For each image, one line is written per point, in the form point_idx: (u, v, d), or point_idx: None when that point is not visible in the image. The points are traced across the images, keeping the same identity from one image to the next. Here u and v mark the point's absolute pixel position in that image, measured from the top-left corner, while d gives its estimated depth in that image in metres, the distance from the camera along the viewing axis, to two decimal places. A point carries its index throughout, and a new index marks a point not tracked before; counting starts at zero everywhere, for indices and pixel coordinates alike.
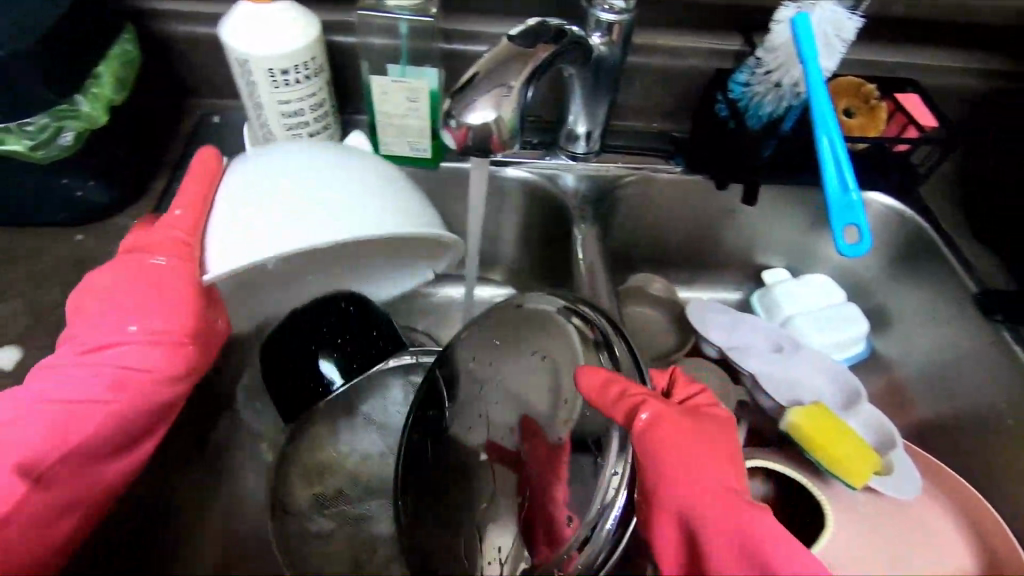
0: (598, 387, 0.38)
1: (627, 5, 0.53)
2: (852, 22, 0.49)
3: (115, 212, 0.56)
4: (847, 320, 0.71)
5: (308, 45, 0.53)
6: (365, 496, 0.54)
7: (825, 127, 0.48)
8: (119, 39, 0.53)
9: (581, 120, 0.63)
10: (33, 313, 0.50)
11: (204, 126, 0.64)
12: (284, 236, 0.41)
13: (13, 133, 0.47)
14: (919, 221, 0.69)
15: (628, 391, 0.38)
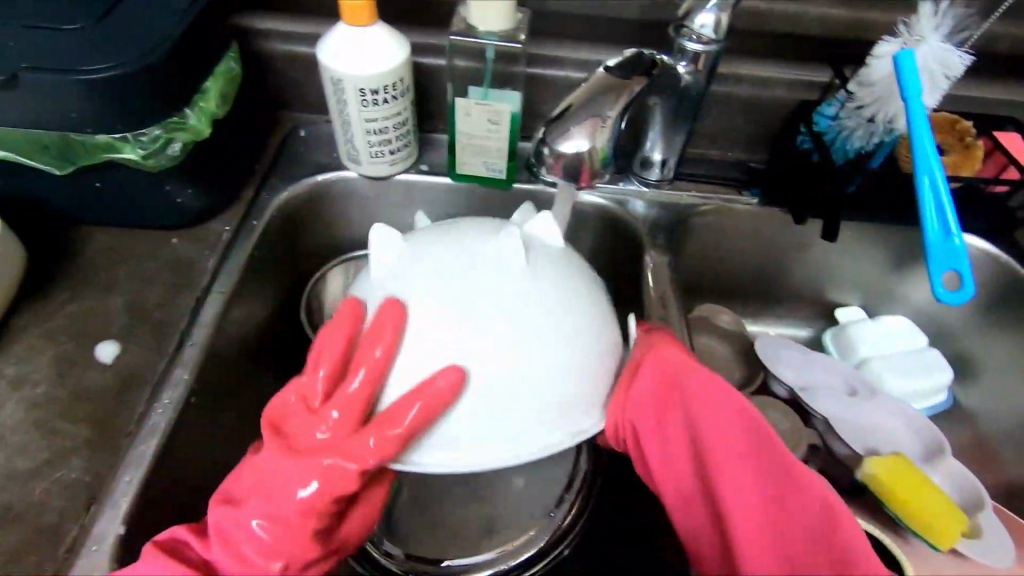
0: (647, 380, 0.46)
1: (716, 36, 0.52)
2: (960, 59, 0.47)
3: (209, 218, 0.59)
4: (927, 366, 0.67)
5: (396, 67, 0.54)
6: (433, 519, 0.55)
7: (925, 166, 0.46)
8: (224, 56, 0.56)
9: (657, 147, 0.63)
10: (133, 311, 0.53)
11: (291, 139, 0.67)
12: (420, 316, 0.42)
13: (128, 143, 0.50)
14: (1018, 267, 0.64)
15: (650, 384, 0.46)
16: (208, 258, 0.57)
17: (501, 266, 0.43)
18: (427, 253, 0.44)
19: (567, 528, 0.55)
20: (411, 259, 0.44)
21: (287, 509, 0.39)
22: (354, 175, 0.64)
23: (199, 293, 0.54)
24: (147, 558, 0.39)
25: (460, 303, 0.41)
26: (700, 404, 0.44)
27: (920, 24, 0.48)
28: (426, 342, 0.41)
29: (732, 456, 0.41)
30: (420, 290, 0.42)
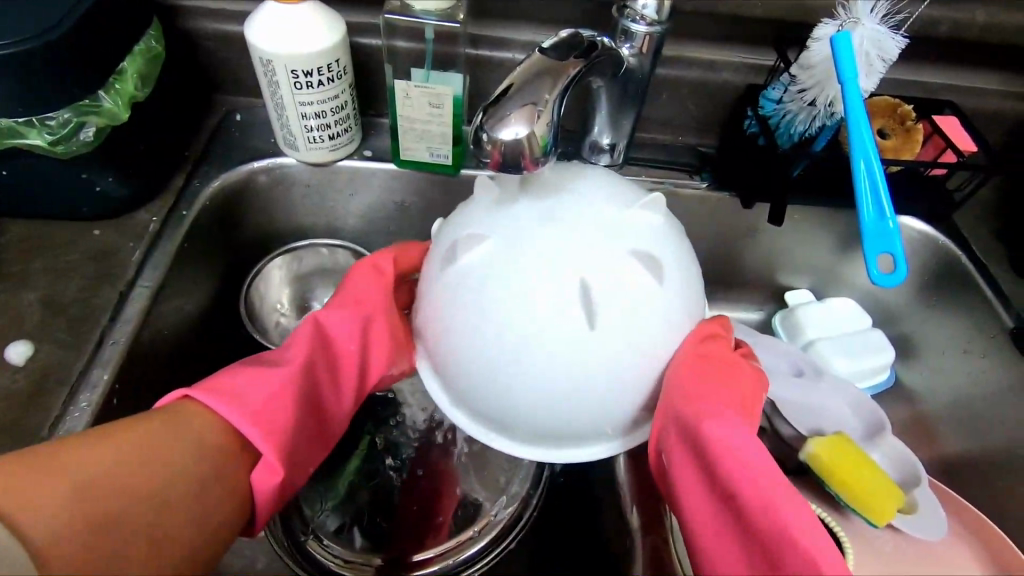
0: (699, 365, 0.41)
1: (658, 16, 0.51)
2: (894, 42, 0.47)
3: (134, 208, 0.56)
4: (871, 346, 0.68)
5: (329, 48, 0.52)
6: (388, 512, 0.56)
7: (861, 150, 0.46)
8: (145, 34, 0.53)
9: (606, 131, 0.62)
10: (50, 308, 0.50)
11: (226, 123, 0.64)
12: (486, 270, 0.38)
13: (34, 128, 0.46)
14: (954, 249, 0.66)
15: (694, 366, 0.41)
16: (133, 250, 0.53)
17: (597, 267, 0.38)
18: (532, 230, 0.38)
19: (509, 524, 0.56)
20: (518, 231, 0.38)
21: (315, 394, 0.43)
22: (293, 162, 0.61)
23: (123, 288, 0.51)
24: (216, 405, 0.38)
25: (552, 326, 0.37)
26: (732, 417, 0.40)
27: (857, 7, 0.48)
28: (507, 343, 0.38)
29: (768, 478, 0.37)
30: (524, 279, 0.37)
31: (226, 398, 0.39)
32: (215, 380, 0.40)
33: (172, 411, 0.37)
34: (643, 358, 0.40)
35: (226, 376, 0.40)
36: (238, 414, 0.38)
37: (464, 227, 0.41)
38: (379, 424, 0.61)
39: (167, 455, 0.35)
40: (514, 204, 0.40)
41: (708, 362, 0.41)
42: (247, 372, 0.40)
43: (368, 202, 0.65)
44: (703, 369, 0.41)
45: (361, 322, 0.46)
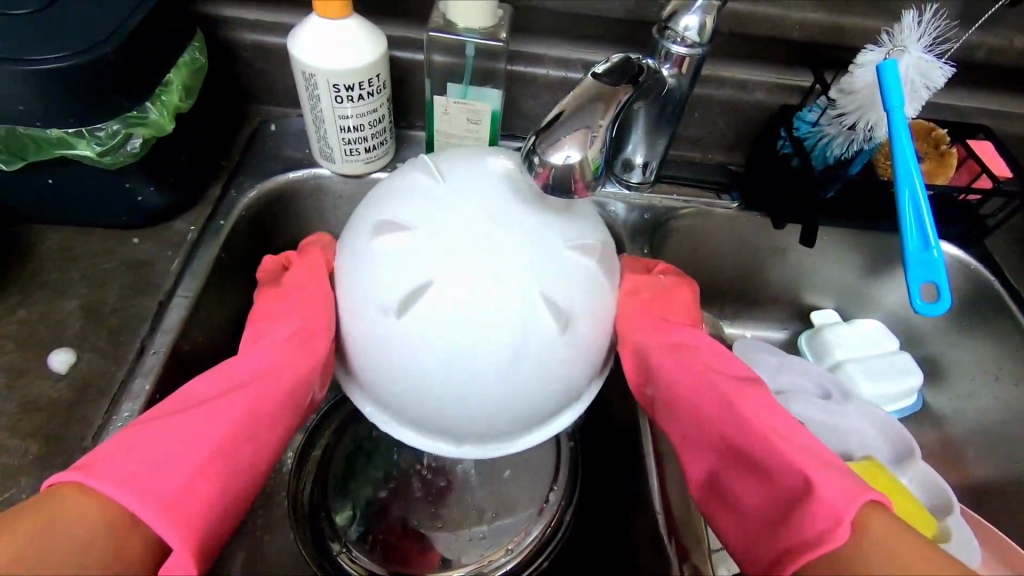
0: (644, 314, 0.49)
1: (700, 39, 0.51)
2: (941, 71, 0.47)
3: (173, 217, 0.56)
4: (899, 370, 0.68)
5: (371, 62, 0.52)
6: (417, 528, 0.56)
7: (906, 179, 0.46)
8: (189, 46, 0.53)
9: (639, 149, 0.62)
10: (90, 316, 0.51)
11: (260, 133, 0.64)
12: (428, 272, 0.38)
13: (83, 138, 0.47)
14: (985, 274, 0.66)
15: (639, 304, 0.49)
16: (171, 259, 0.54)
17: (537, 251, 0.38)
18: (464, 232, 0.38)
19: (538, 546, 0.55)
20: (433, 238, 0.38)
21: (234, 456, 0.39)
22: (328, 173, 0.62)
23: (162, 297, 0.52)
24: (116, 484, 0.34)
25: (504, 316, 0.37)
26: (681, 349, 0.48)
27: (903, 34, 0.48)
28: (450, 337, 0.38)
29: (716, 378, 0.45)
30: (446, 283, 0.37)
31: (126, 476, 0.35)
32: (107, 462, 0.35)
33: (52, 502, 0.34)
34: (572, 343, 0.40)
35: (120, 452, 0.36)
36: (138, 498, 0.34)
37: (367, 262, 0.40)
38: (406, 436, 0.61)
39: (43, 546, 0.32)
40: (422, 219, 0.39)
41: (652, 302, 0.50)
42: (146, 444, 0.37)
43: None
44: (648, 314, 0.49)
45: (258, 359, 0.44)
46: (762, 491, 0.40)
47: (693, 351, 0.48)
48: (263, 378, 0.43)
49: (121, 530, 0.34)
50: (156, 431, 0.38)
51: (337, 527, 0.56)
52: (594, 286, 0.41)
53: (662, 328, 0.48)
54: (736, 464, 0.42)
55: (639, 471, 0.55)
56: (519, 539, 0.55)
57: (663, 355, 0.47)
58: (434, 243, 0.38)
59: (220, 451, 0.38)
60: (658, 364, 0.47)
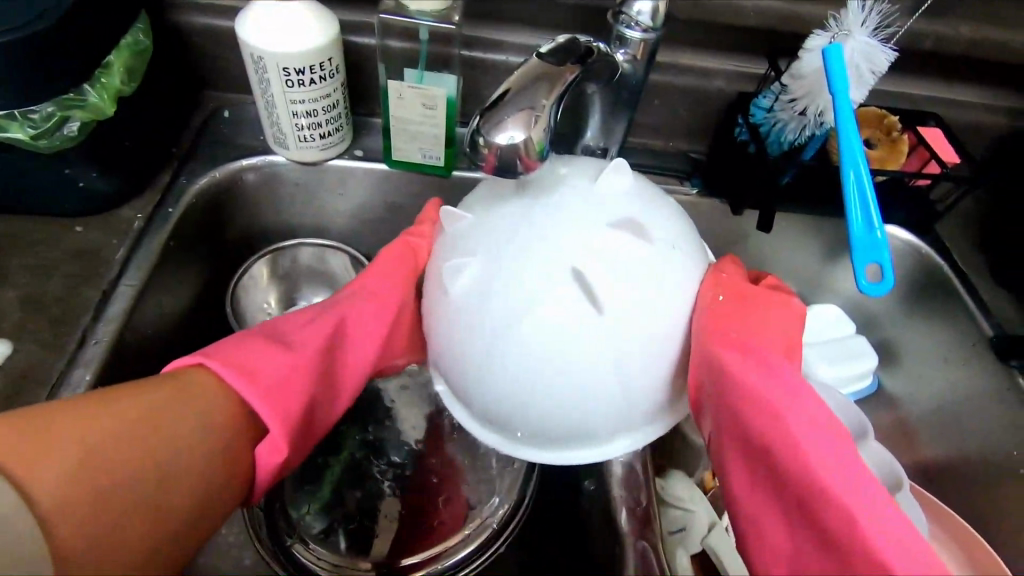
0: (723, 332, 0.42)
1: (654, 23, 0.51)
2: (883, 55, 0.48)
3: (118, 205, 0.54)
4: (853, 352, 0.70)
5: (322, 45, 0.51)
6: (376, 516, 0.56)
7: (851, 160, 0.47)
8: (132, 28, 0.52)
9: (596, 135, 0.61)
10: (29, 306, 0.49)
11: (213, 119, 0.63)
12: (502, 276, 0.38)
13: (15, 121, 0.45)
14: (936, 258, 0.67)
15: (713, 320, 0.42)
16: (117, 248, 0.52)
17: (609, 264, 0.38)
18: (535, 239, 0.38)
19: (496, 531, 0.55)
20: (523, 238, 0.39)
21: (329, 368, 0.43)
22: (282, 160, 0.60)
23: (106, 286, 0.50)
24: (236, 372, 0.38)
25: (577, 326, 0.38)
26: (762, 375, 0.41)
27: (848, 19, 0.49)
28: (529, 342, 0.38)
29: (802, 418, 0.39)
30: (514, 288, 0.38)
31: (243, 372, 0.39)
32: (226, 352, 0.40)
33: (182, 375, 0.38)
34: (652, 353, 0.40)
35: (237, 347, 0.40)
36: (249, 388, 0.38)
37: (454, 253, 0.41)
38: (367, 426, 0.60)
39: (171, 419, 0.36)
40: (495, 224, 0.40)
41: (731, 315, 0.43)
42: (261, 347, 0.40)
43: (358, 202, 0.65)
44: (726, 329, 0.42)
45: (353, 311, 0.46)
46: (832, 558, 0.35)
47: (775, 379, 0.41)
48: (353, 328, 0.45)
49: (236, 409, 0.38)
50: (271, 341, 0.41)
51: (294, 518, 0.55)
52: (667, 294, 0.40)
53: (741, 347, 0.42)
54: (800, 514, 0.37)
55: None
56: (476, 524, 0.55)
57: (744, 381, 0.41)
58: (511, 247, 0.38)
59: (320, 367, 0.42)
60: (734, 388, 0.41)
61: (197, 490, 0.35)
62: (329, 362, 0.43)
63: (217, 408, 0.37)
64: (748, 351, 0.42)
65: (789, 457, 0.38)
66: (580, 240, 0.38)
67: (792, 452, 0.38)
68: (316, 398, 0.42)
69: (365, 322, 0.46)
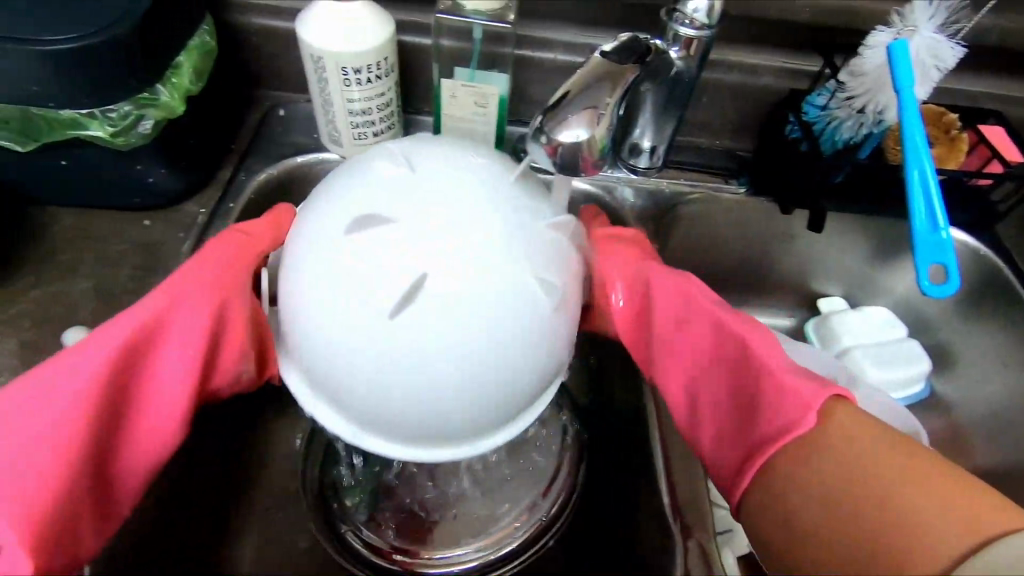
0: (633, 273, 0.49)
1: (709, 20, 0.51)
2: (952, 50, 0.47)
3: (183, 200, 0.57)
4: (906, 356, 0.68)
5: (381, 45, 0.53)
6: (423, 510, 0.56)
7: (915, 159, 0.46)
8: (199, 30, 0.54)
9: (647, 133, 0.62)
10: (102, 296, 0.51)
11: (270, 118, 0.65)
12: (390, 232, 0.35)
13: (96, 119, 0.47)
14: (996, 261, 0.65)
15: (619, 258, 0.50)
16: (182, 241, 0.55)
17: (494, 230, 0.36)
18: (420, 198, 0.36)
19: (544, 527, 0.56)
20: (414, 231, 0.35)
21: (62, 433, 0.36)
22: (335, 157, 0.62)
23: (173, 278, 0.52)
24: None
25: (460, 291, 0.35)
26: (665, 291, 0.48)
27: (914, 14, 0.48)
28: (406, 305, 0.35)
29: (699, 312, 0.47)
30: (400, 241, 0.35)
31: None
32: None
33: None
34: (556, 315, 0.38)
35: None
36: None
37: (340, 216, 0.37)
38: None
39: None
40: (374, 184, 0.37)
41: (636, 260, 0.50)
42: (3, 418, 0.37)
43: None
44: (636, 269, 0.49)
45: (178, 318, 0.41)
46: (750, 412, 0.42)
47: (671, 295, 0.47)
48: (157, 353, 0.41)
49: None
50: (19, 412, 0.37)
51: (344, 508, 0.56)
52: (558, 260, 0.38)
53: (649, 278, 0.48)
54: (728, 385, 0.44)
55: (643, 454, 0.55)
56: (522, 521, 0.55)
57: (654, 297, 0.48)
58: (388, 206, 0.36)
59: (44, 444, 0.36)
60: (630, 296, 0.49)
61: None
62: (64, 427, 0.36)
63: None
64: (658, 282, 0.48)
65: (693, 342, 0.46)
66: (465, 202, 0.36)
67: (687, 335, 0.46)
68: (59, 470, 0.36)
69: (164, 329, 0.41)
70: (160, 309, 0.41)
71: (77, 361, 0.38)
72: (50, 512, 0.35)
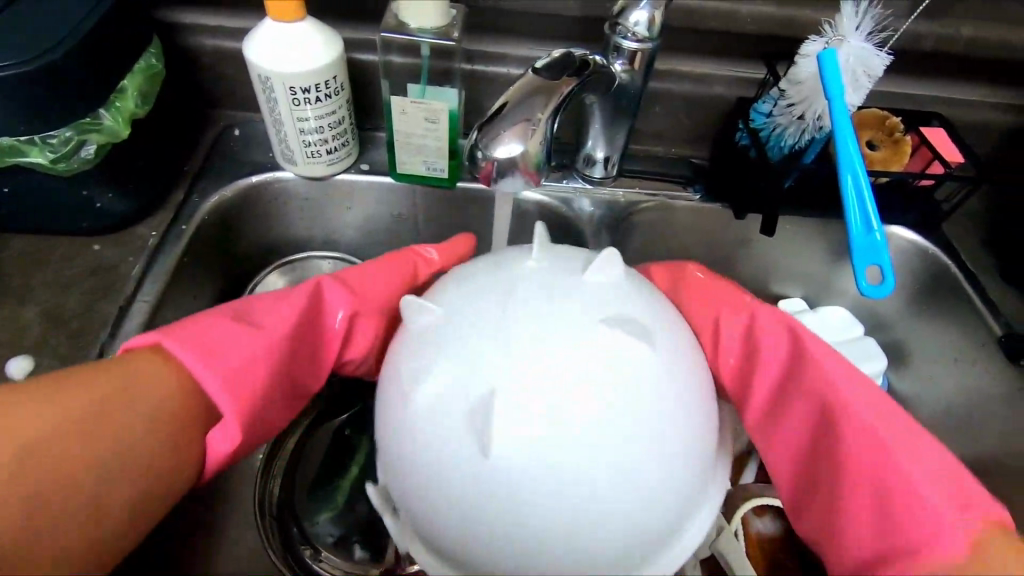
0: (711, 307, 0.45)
1: (650, 33, 0.52)
2: (878, 59, 0.48)
3: (134, 222, 0.56)
4: (863, 354, 0.69)
5: (327, 64, 0.53)
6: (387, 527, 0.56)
7: (848, 165, 0.47)
8: (145, 53, 0.54)
9: (600, 144, 0.63)
10: (50, 322, 0.51)
11: (224, 138, 0.64)
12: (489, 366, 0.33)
13: (36, 146, 0.47)
14: (944, 258, 0.67)
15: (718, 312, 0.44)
16: (133, 264, 0.54)
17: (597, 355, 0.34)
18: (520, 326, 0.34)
19: None
20: (521, 336, 0.34)
21: (273, 348, 0.41)
22: (290, 175, 0.62)
23: (122, 302, 0.52)
24: (191, 354, 0.38)
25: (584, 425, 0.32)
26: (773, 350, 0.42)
27: (842, 24, 0.50)
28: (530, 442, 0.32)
29: (825, 372, 0.41)
30: (517, 374, 0.33)
31: (198, 352, 0.39)
32: (185, 331, 0.39)
33: (139, 354, 0.39)
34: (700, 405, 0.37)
35: (196, 325, 0.40)
36: (205, 367, 0.38)
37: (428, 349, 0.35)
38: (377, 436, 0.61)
39: (108, 411, 0.36)
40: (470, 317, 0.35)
41: (731, 300, 0.45)
42: (225, 324, 0.40)
43: (365, 215, 0.66)
44: (723, 302, 0.45)
45: (342, 299, 0.45)
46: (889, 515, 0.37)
47: (782, 354, 0.42)
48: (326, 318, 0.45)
49: (189, 396, 0.38)
50: (235, 320, 0.41)
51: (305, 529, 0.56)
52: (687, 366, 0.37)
53: (760, 325, 0.43)
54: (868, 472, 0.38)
55: None
56: None
57: (767, 336, 0.43)
58: (483, 346, 0.34)
59: (265, 355, 0.40)
60: (727, 346, 0.43)
61: (125, 493, 0.36)
62: (274, 349, 0.41)
63: (182, 384, 0.38)
64: (768, 317, 0.44)
65: (848, 407, 0.39)
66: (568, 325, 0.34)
67: (830, 411, 0.40)
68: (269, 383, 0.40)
69: (341, 304, 0.45)
70: (342, 289, 0.45)
71: (288, 295, 0.43)
72: (258, 405, 0.40)
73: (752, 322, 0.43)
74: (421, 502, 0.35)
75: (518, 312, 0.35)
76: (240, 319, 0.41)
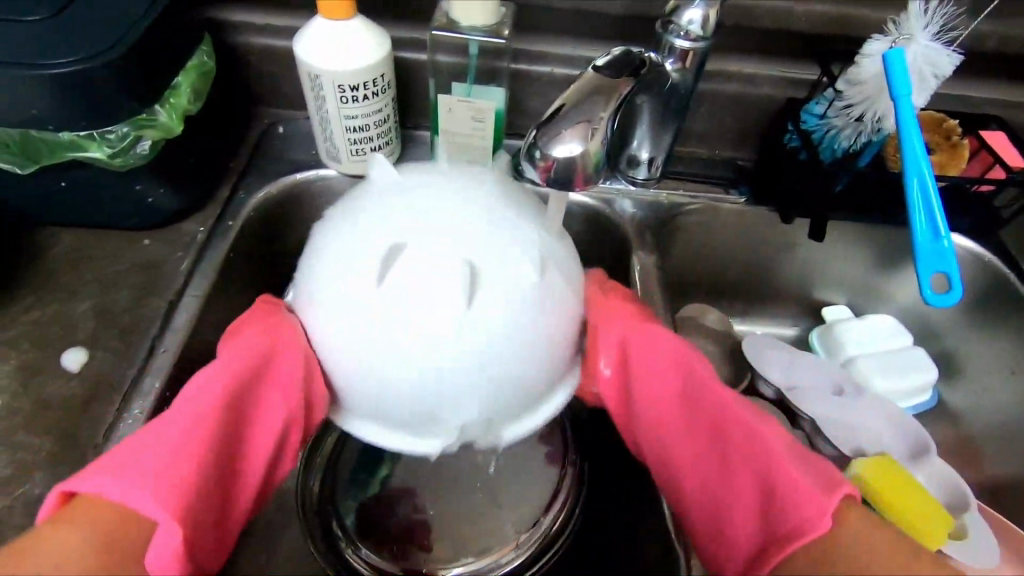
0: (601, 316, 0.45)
1: (704, 32, 0.51)
2: (949, 59, 0.47)
3: (183, 219, 0.57)
4: (913, 364, 0.67)
5: (377, 63, 0.53)
6: None
7: (915, 168, 0.45)
8: (198, 51, 0.54)
9: (645, 145, 0.60)
10: (101, 316, 0.51)
11: (268, 136, 0.65)
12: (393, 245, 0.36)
13: (94, 141, 0.48)
14: (1000, 266, 0.64)
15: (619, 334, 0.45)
16: (181, 259, 0.55)
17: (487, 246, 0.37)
18: (423, 212, 0.37)
19: (544, 544, 0.53)
20: (417, 224, 0.37)
21: (192, 441, 0.36)
22: (333, 172, 0.62)
23: (171, 297, 0.52)
24: (101, 483, 0.34)
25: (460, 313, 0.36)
26: (652, 362, 0.45)
27: (909, 23, 0.48)
28: (420, 321, 0.36)
29: (708, 403, 0.43)
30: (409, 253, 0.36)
31: (115, 477, 0.35)
32: (99, 465, 0.36)
33: (55, 514, 0.34)
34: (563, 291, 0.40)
35: (112, 455, 0.36)
36: (121, 484, 0.34)
37: (349, 226, 0.38)
38: None
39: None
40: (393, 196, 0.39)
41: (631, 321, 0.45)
42: (139, 441, 0.37)
43: None
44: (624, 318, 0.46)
45: (277, 352, 0.40)
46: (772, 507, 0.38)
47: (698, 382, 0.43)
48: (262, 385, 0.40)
49: (118, 519, 0.34)
50: (154, 430, 0.37)
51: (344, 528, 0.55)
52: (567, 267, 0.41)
53: (645, 343, 0.45)
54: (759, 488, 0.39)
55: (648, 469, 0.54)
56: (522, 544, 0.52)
57: (643, 362, 0.45)
58: (394, 218, 0.37)
59: (192, 450, 0.36)
60: (604, 365, 0.45)
61: None
62: (200, 440, 0.37)
63: (107, 513, 0.34)
64: (651, 345, 0.45)
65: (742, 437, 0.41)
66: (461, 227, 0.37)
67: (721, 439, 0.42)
68: (200, 473, 0.36)
69: (270, 361, 0.40)
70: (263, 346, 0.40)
71: (200, 384, 0.39)
72: (197, 500, 0.35)
73: (643, 334, 0.45)
74: (338, 382, 0.40)
75: (417, 207, 0.38)
76: (159, 425, 0.38)
